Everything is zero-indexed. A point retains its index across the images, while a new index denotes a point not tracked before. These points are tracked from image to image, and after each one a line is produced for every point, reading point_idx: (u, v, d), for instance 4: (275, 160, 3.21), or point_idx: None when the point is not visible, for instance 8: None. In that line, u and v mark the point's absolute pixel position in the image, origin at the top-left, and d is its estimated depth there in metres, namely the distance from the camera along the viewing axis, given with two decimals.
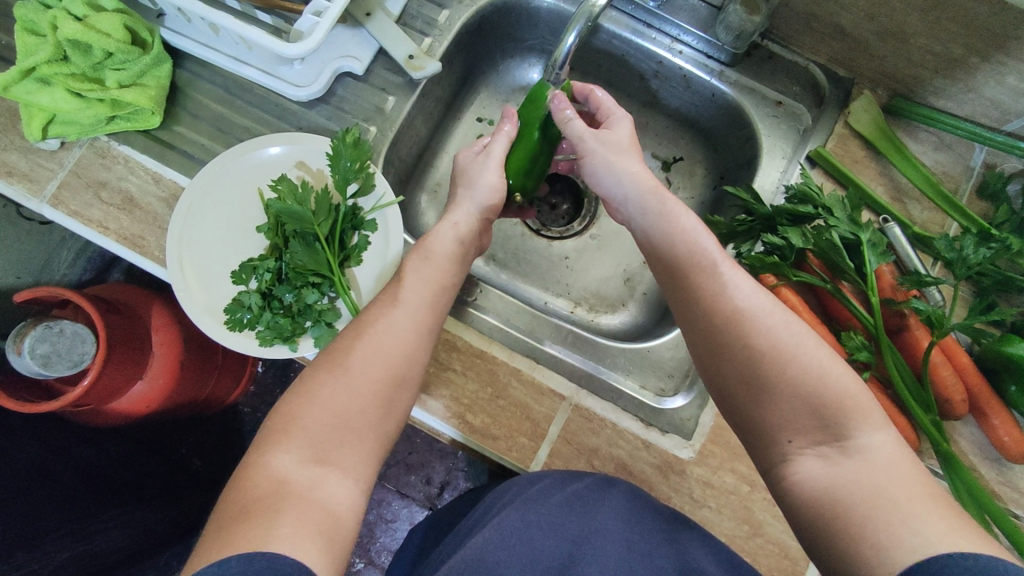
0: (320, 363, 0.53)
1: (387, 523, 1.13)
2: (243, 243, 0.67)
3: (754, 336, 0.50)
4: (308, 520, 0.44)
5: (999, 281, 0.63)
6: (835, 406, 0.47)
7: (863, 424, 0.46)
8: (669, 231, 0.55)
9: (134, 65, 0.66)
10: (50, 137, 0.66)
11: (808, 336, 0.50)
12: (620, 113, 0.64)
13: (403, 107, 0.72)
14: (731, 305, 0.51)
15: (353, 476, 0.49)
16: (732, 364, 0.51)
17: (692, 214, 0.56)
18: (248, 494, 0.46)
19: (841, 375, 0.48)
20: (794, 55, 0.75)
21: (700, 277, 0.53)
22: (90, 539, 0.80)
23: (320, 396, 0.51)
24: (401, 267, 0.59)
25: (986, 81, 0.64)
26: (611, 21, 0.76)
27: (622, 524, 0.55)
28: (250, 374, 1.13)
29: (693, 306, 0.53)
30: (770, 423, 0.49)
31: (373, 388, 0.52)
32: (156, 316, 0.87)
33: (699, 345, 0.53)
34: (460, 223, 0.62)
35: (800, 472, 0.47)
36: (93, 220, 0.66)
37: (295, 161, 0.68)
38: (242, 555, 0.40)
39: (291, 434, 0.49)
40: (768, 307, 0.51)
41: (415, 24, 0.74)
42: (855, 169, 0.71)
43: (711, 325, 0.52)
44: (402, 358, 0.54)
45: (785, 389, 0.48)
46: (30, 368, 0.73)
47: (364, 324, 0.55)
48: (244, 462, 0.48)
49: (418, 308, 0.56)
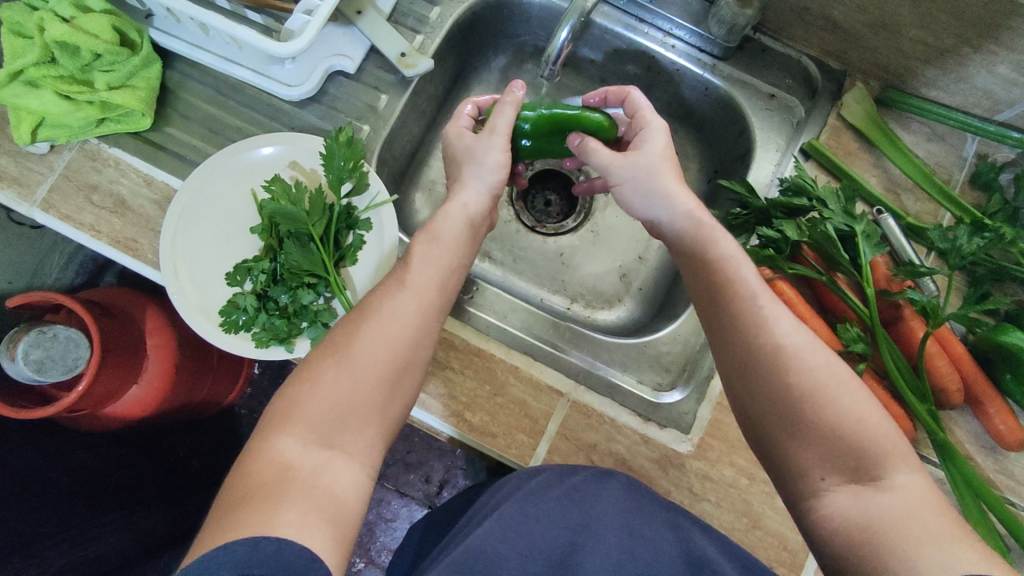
0: (325, 348, 0.53)
1: (387, 522, 1.14)
2: (236, 245, 0.66)
3: (794, 374, 0.49)
4: (313, 507, 0.44)
5: (993, 271, 0.64)
6: (874, 448, 0.48)
7: (899, 465, 0.47)
8: (718, 258, 0.54)
9: (123, 66, 0.65)
10: (39, 140, 0.65)
11: (848, 377, 0.50)
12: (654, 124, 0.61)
13: (396, 105, 0.72)
14: (774, 341, 0.50)
15: (358, 461, 0.49)
16: (772, 400, 0.50)
17: (729, 240, 0.55)
18: (252, 478, 0.45)
19: (879, 417, 0.49)
20: (786, 48, 0.75)
21: (740, 310, 0.52)
22: (90, 544, 0.79)
23: (322, 380, 0.51)
24: (407, 252, 0.58)
25: (978, 70, 0.64)
26: (603, 16, 0.76)
27: (622, 514, 0.55)
28: (246, 375, 1.12)
29: (733, 336, 0.52)
30: (804, 459, 0.49)
31: (375, 374, 0.51)
32: (151, 319, 0.87)
33: (737, 375, 0.52)
34: (467, 202, 0.60)
35: (830, 507, 0.47)
36: (84, 224, 0.65)
37: (289, 161, 0.68)
38: (246, 541, 0.40)
39: (294, 418, 0.49)
40: (811, 344, 0.50)
41: (407, 21, 0.73)
42: (849, 161, 0.71)
43: (754, 358, 0.50)
44: (408, 344, 0.53)
45: (826, 428, 0.48)
46: (24, 374, 0.73)
47: (368, 309, 0.54)
48: (249, 443, 0.48)
49: (424, 293, 0.55)
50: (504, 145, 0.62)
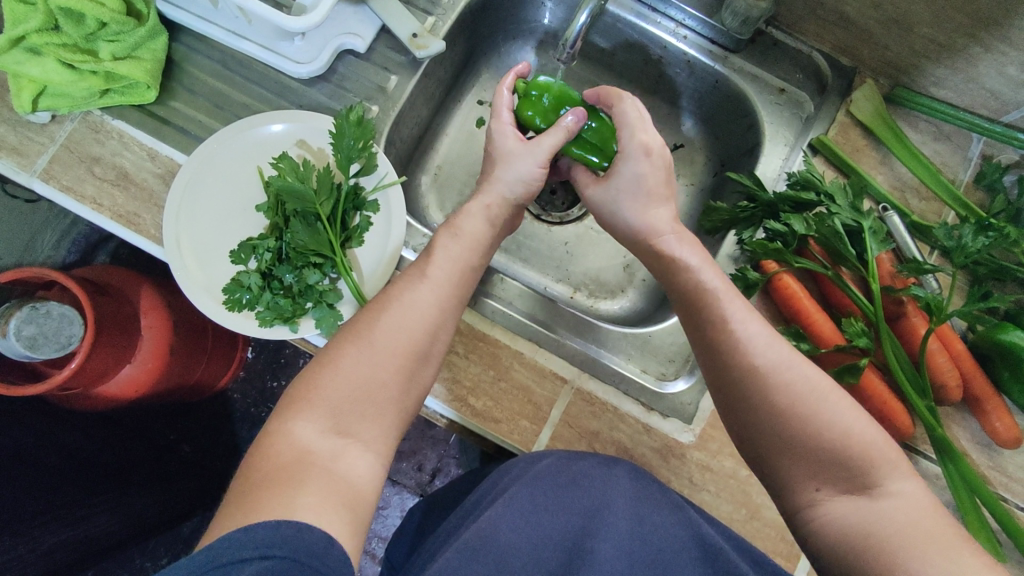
0: (342, 334, 0.53)
1: (378, 509, 1.13)
2: (241, 223, 0.65)
3: (772, 392, 0.50)
4: (331, 491, 0.44)
5: (995, 270, 0.64)
6: (862, 458, 0.48)
7: (892, 472, 0.48)
8: (691, 285, 0.55)
9: (129, 37, 0.64)
10: (40, 110, 0.64)
11: (829, 390, 0.50)
12: (632, 148, 0.60)
13: (406, 86, 0.71)
14: (747, 361, 0.51)
15: (373, 449, 0.49)
16: (754, 419, 0.51)
17: (714, 270, 0.56)
18: (270, 461, 0.45)
19: (865, 427, 0.49)
20: (797, 42, 0.74)
21: (715, 332, 0.53)
22: (79, 524, 0.79)
23: (342, 366, 0.50)
24: (430, 244, 0.58)
25: (988, 70, 0.65)
26: (615, 4, 0.75)
27: (630, 500, 0.55)
28: (239, 359, 1.11)
29: (713, 357, 0.53)
30: (793, 473, 0.50)
31: (393, 360, 0.51)
32: (144, 298, 0.85)
33: (720, 395, 0.54)
34: (492, 202, 0.60)
35: (826, 519, 0.48)
36: (86, 197, 0.64)
37: (296, 139, 0.67)
38: (264, 524, 0.40)
39: (312, 402, 0.48)
40: (787, 361, 0.51)
41: (418, 1, 0.72)
42: (856, 157, 0.72)
43: (732, 378, 0.52)
44: (426, 333, 0.53)
45: (810, 442, 0.49)
46: (16, 350, 0.72)
47: (389, 297, 0.54)
48: (264, 430, 0.48)
49: (444, 285, 0.55)
50: (546, 160, 0.61)
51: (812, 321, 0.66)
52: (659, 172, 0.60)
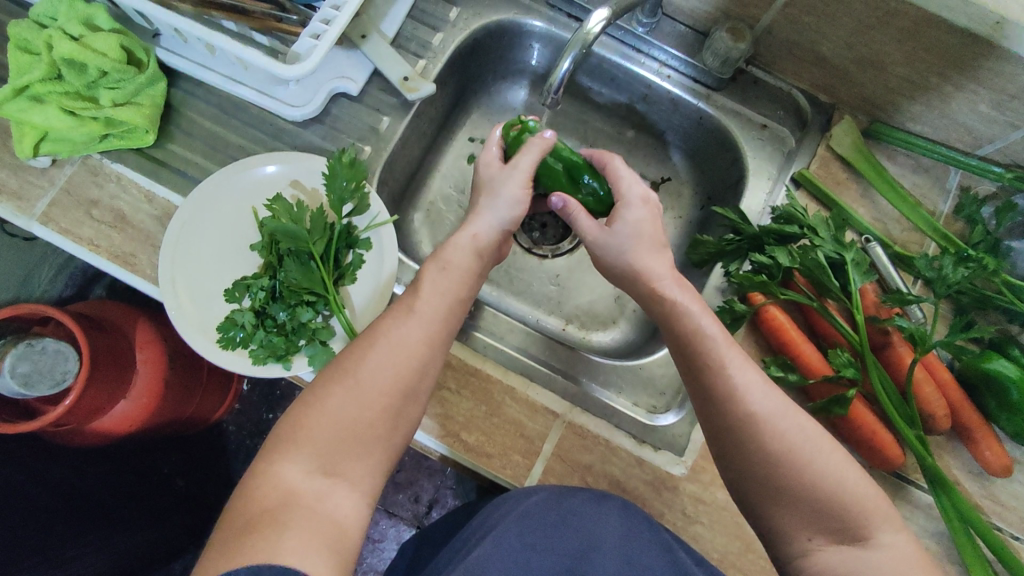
0: (328, 372, 0.53)
1: (375, 542, 1.12)
2: (237, 262, 0.67)
3: (768, 441, 0.50)
4: (315, 532, 0.45)
5: (977, 299, 0.66)
6: (855, 509, 0.49)
7: (880, 523, 0.49)
8: (685, 331, 0.55)
9: (129, 84, 0.66)
10: (41, 155, 0.66)
11: (822, 438, 0.51)
12: (633, 196, 0.62)
13: (398, 127, 0.73)
14: (746, 409, 0.51)
15: (359, 488, 0.49)
16: (748, 467, 0.52)
17: (710, 317, 0.56)
18: (256, 503, 0.45)
19: (857, 478, 0.50)
20: (777, 80, 0.77)
21: (712, 379, 0.53)
22: (67, 565, 0.77)
23: (329, 407, 0.51)
24: (418, 277, 0.59)
25: (960, 107, 0.67)
26: (600, 46, 0.78)
27: (620, 539, 0.55)
28: (234, 391, 1.11)
29: (708, 405, 0.53)
30: (784, 524, 0.51)
31: (381, 400, 0.52)
32: (140, 333, 0.86)
33: (715, 440, 0.54)
34: (479, 234, 0.61)
35: (819, 567, 0.49)
36: (83, 238, 0.65)
37: (290, 180, 0.68)
38: (250, 568, 0.40)
39: (298, 443, 0.49)
40: (783, 410, 0.51)
41: (410, 46, 0.75)
42: (838, 190, 0.73)
43: (728, 427, 0.52)
44: (414, 371, 0.53)
45: (805, 491, 0.49)
46: (11, 388, 0.73)
47: (376, 334, 0.55)
48: (252, 470, 0.48)
49: (431, 321, 0.56)
50: (524, 182, 0.63)
51: (799, 352, 0.67)
52: (650, 229, 0.61)
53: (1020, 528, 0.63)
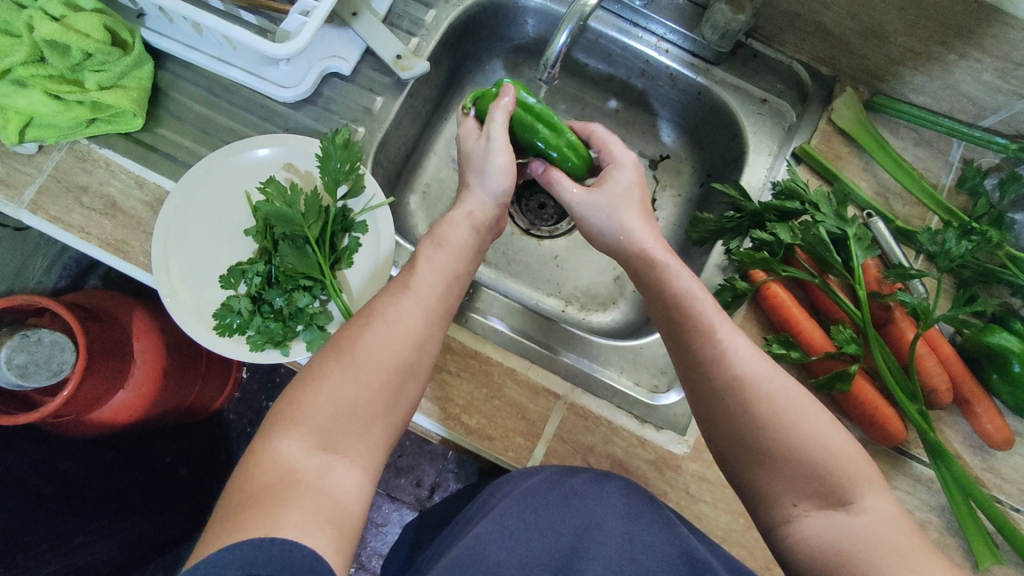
0: (328, 350, 0.53)
1: (377, 526, 1.13)
2: (231, 247, 0.66)
3: (755, 403, 0.50)
4: (314, 509, 0.44)
5: (981, 273, 0.65)
6: (841, 473, 0.48)
7: (865, 486, 0.48)
8: (672, 295, 0.55)
9: (114, 66, 0.64)
10: (27, 141, 0.64)
11: (808, 400, 0.51)
12: (628, 161, 0.63)
13: (392, 107, 0.71)
14: (732, 371, 0.51)
15: (361, 465, 0.49)
16: (733, 430, 0.51)
17: (689, 275, 0.56)
18: (255, 480, 0.45)
19: (841, 441, 0.50)
20: (778, 54, 0.76)
21: (699, 341, 0.53)
22: (73, 552, 0.77)
23: (325, 384, 0.50)
24: (414, 254, 0.59)
25: (964, 77, 0.66)
26: (598, 20, 0.76)
27: (622, 518, 0.55)
28: (234, 380, 1.11)
29: (694, 368, 0.53)
30: (769, 490, 0.50)
31: (381, 379, 0.51)
32: (137, 323, 0.85)
33: (699, 403, 0.54)
34: (474, 210, 0.61)
35: (802, 536, 0.49)
36: (74, 226, 0.64)
37: (284, 163, 0.67)
38: (252, 542, 0.40)
39: (297, 421, 0.48)
40: (769, 373, 0.51)
41: (401, 23, 0.73)
42: (839, 165, 0.73)
43: (714, 389, 0.52)
44: (413, 349, 0.53)
45: (790, 455, 0.49)
46: (8, 379, 0.72)
47: (373, 311, 0.54)
48: (250, 449, 0.48)
49: (429, 296, 0.55)
50: (505, 147, 0.62)
51: (800, 329, 0.66)
52: (639, 193, 0.62)
53: (1020, 500, 0.63)
